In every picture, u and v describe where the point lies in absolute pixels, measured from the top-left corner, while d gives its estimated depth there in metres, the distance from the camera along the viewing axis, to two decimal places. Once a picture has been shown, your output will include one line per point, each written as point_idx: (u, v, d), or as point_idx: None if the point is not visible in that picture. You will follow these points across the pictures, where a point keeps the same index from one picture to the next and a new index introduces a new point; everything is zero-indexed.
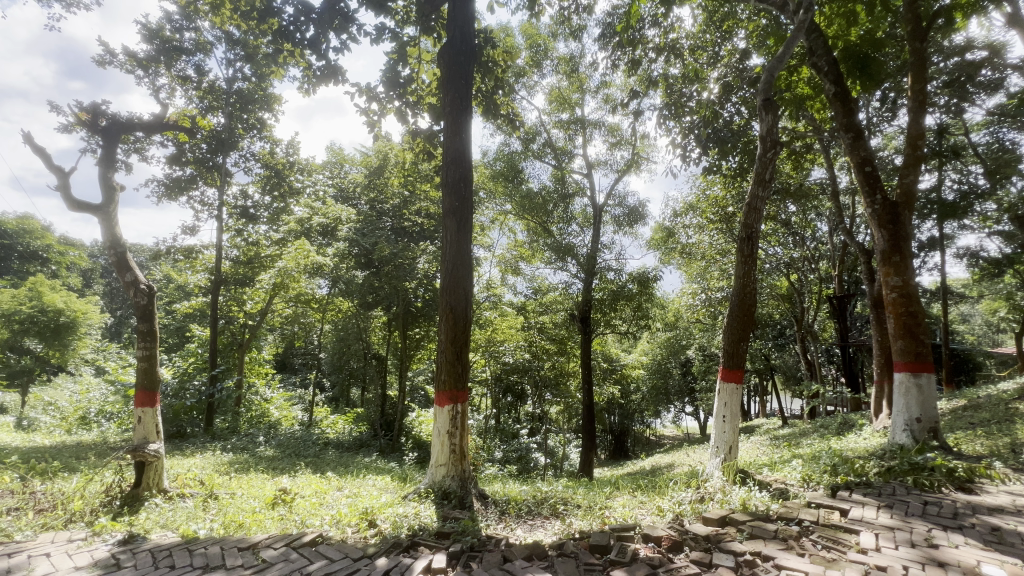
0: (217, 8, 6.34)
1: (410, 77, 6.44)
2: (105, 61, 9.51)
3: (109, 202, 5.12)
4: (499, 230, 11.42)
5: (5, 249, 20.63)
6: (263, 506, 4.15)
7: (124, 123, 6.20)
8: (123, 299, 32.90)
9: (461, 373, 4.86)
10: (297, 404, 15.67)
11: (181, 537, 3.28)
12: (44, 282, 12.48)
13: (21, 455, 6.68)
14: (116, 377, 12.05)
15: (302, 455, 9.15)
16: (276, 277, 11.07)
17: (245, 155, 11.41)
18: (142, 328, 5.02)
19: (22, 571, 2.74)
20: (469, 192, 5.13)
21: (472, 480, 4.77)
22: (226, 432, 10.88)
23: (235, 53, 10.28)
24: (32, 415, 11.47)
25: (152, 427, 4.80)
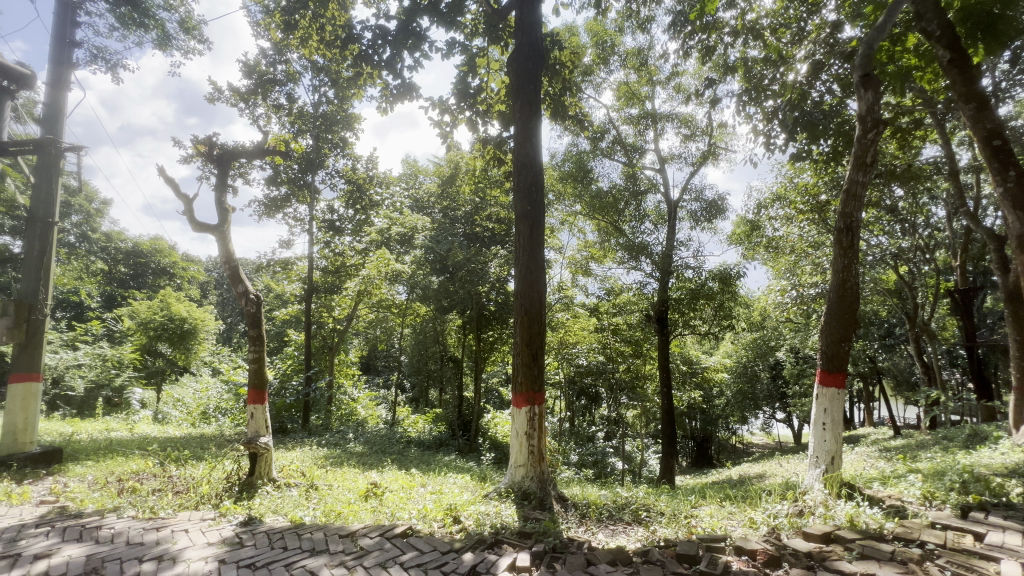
0: (305, 40, 6.96)
1: (479, 86, 6.65)
2: (214, 98, 10.82)
3: (223, 222, 5.81)
4: (569, 232, 11.40)
5: (141, 266, 23.98)
6: (358, 498, 4.47)
7: (232, 152, 7.01)
8: (233, 307, 37.08)
9: (537, 375, 4.91)
10: (381, 404, 16.67)
11: (291, 522, 3.62)
12: (172, 295, 14.39)
13: (159, 444, 7.77)
14: (229, 376, 13.59)
15: (387, 452, 9.71)
16: (360, 285, 11.89)
17: (331, 173, 12.38)
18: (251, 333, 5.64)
19: (167, 543, 3.18)
20: (540, 196, 5.17)
21: (551, 482, 4.79)
22: (320, 428, 11.85)
23: (320, 79, 11.18)
24: (165, 410, 13.28)
25: (263, 422, 5.35)
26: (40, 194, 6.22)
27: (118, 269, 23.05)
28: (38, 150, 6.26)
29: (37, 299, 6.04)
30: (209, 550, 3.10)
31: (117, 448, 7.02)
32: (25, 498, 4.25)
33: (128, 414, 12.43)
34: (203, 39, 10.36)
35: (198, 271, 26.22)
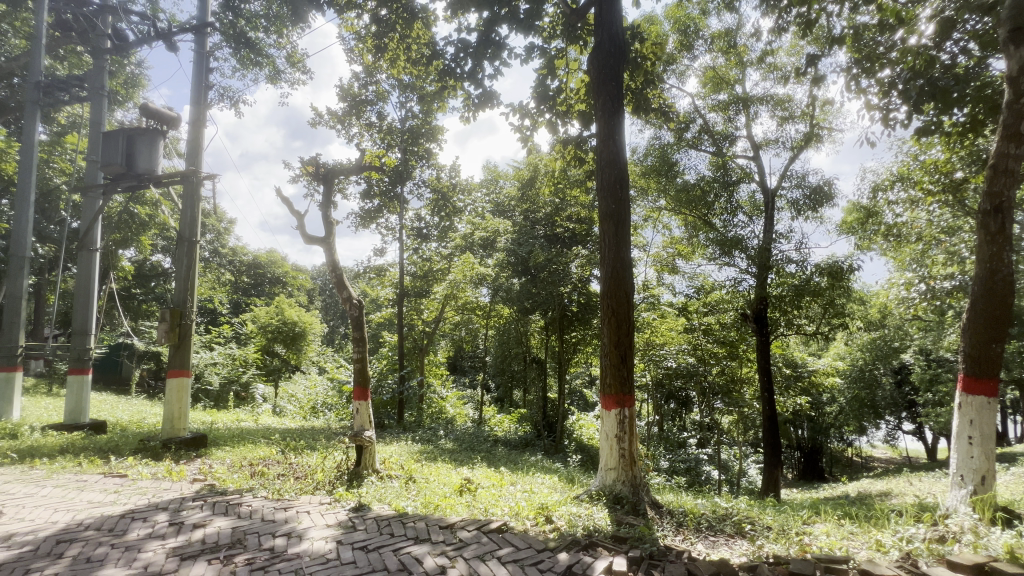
0: (394, 62, 7.44)
1: (558, 88, 6.66)
2: (317, 122, 12.00)
3: (329, 234, 6.41)
4: (653, 228, 11.04)
5: (260, 277, 27.13)
6: (453, 492, 4.67)
7: (333, 170, 7.71)
8: (335, 311, 40.68)
9: (627, 377, 4.79)
10: (469, 403, 17.30)
11: (395, 511, 3.88)
12: (286, 301, 16.12)
13: (280, 434, 8.76)
14: (334, 375, 14.93)
15: (475, 449, 10.06)
16: (447, 289, 12.45)
17: (418, 183, 13.12)
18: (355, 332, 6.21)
19: (293, 523, 3.57)
20: (625, 195, 5.06)
21: (644, 487, 4.65)
22: (413, 425, 12.60)
23: (406, 96, 11.89)
24: (282, 404, 14.92)
25: (367, 417, 5.78)
26: (186, 217, 7.30)
27: (242, 280, 26.30)
28: (184, 180, 7.37)
29: (186, 307, 7.08)
30: (328, 530, 3.43)
31: (248, 437, 8.03)
32: (181, 476, 4.99)
33: (253, 407, 14.16)
34: (306, 70, 11.58)
35: (305, 279, 29.12)
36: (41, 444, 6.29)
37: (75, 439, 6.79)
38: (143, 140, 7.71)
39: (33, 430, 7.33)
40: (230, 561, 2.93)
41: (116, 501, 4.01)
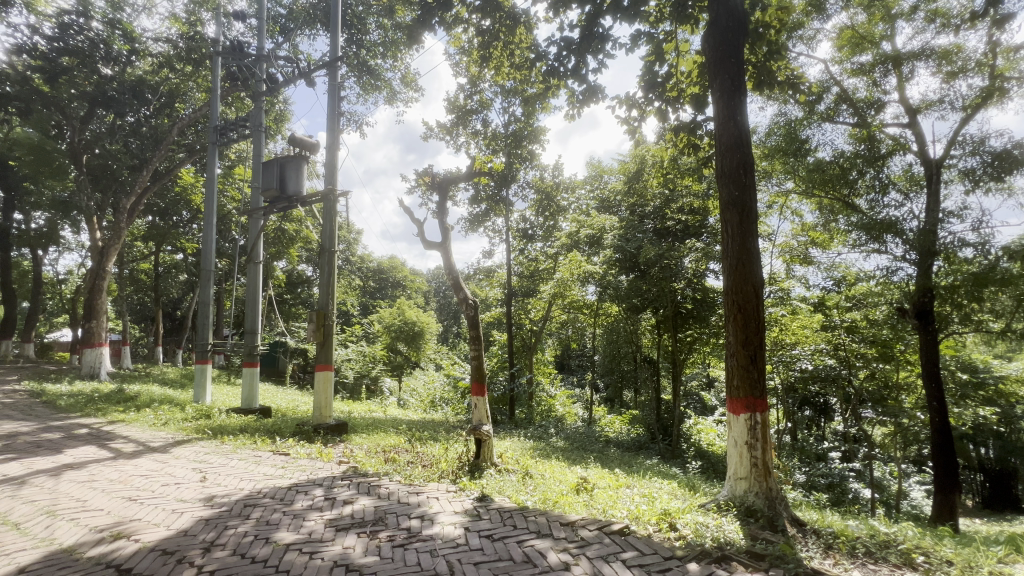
0: (499, 70, 7.67)
1: (668, 74, 6.32)
2: (429, 135, 12.87)
3: (445, 239, 6.83)
4: (779, 215, 9.98)
5: (383, 281, 29.97)
6: (570, 490, 4.68)
7: (448, 179, 8.29)
8: (449, 311, 43.29)
9: (757, 380, 4.38)
10: (578, 402, 17.26)
11: (517, 504, 4.01)
12: (406, 303, 17.54)
13: (406, 425, 9.55)
14: (449, 371, 15.88)
15: (587, 449, 9.96)
16: (554, 287, 12.49)
17: (522, 185, 13.40)
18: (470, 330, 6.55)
19: (425, 507, 3.86)
20: (750, 180, 4.63)
21: (781, 501, 4.21)
22: (524, 421, 12.91)
23: (509, 101, 12.23)
24: (405, 397, 16.27)
25: (484, 413, 6.04)
26: (326, 230, 8.30)
27: (369, 284, 29.18)
28: (324, 198, 8.39)
29: (328, 310, 8.04)
30: (457, 516, 3.66)
31: (379, 426, 8.89)
32: (329, 457, 5.68)
33: (382, 399, 15.65)
34: (419, 88, 12.51)
35: (422, 282, 31.39)
36: (227, 424, 7.62)
37: (250, 421, 8.11)
38: (292, 166, 8.95)
39: (220, 412, 8.92)
40: (375, 536, 3.27)
41: (284, 475, 4.71)
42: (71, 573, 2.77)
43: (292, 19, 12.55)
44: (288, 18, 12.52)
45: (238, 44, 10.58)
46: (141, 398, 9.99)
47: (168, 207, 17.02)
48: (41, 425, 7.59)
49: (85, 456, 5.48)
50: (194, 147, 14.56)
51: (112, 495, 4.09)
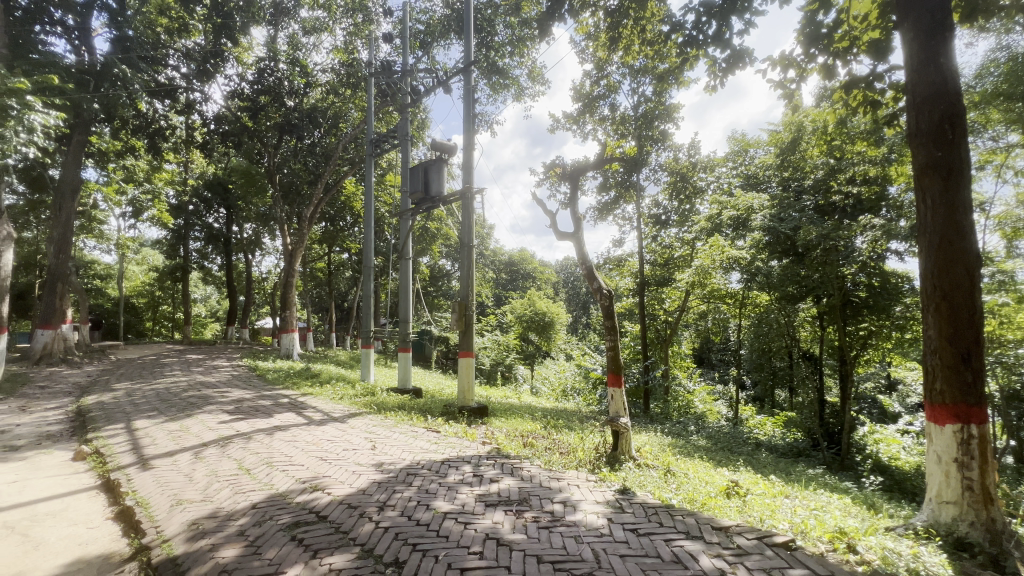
0: (629, 49, 7.32)
1: (836, 21, 5.36)
2: (556, 127, 12.93)
3: (577, 230, 6.83)
4: (998, 178, 7.88)
5: (515, 274, 31.34)
6: (718, 494, 4.34)
7: (580, 167, 8.25)
8: (578, 302, 43.44)
9: (972, 384, 3.54)
10: (720, 400, 15.93)
11: (661, 501, 3.85)
12: (536, 294, 17.88)
13: (541, 412, 9.86)
14: (579, 361, 15.87)
15: (734, 451, 9.11)
16: (693, 276, 11.62)
17: (654, 168, 12.71)
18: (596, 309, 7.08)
19: (567, 493, 3.93)
20: (960, 135, 3.71)
21: (1009, 537, 3.36)
22: (660, 416, 12.35)
23: (639, 81, 11.68)
24: (538, 385, 16.75)
25: (621, 404, 5.92)
26: (465, 226, 8.89)
27: (501, 276, 30.65)
28: (463, 197, 8.97)
29: (469, 300, 8.58)
30: (599, 506, 3.64)
31: (516, 411, 9.30)
32: (474, 437, 6.10)
33: (516, 386, 16.37)
34: (545, 81, 12.67)
35: (551, 273, 31.96)
36: (388, 401, 8.69)
37: (405, 400, 9.12)
38: (435, 169, 9.75)
39: (382, 391, 10.18)
40: (521, 515, 3.42)
41: (437, 450, 5.20)
42: (286, 513, 3.43)
43: (429, 33, 13.64)
44: (426, 33, 13.64)
45: (387, 64, 11.82)
46: (323, 375, 11.92)
47: (336, 214, 20.20)
48: (256, 394, 9.50)
49: (288, 420, 6.72)
50: (354, 160, 16.76)
51: (309, 454, 4.96)
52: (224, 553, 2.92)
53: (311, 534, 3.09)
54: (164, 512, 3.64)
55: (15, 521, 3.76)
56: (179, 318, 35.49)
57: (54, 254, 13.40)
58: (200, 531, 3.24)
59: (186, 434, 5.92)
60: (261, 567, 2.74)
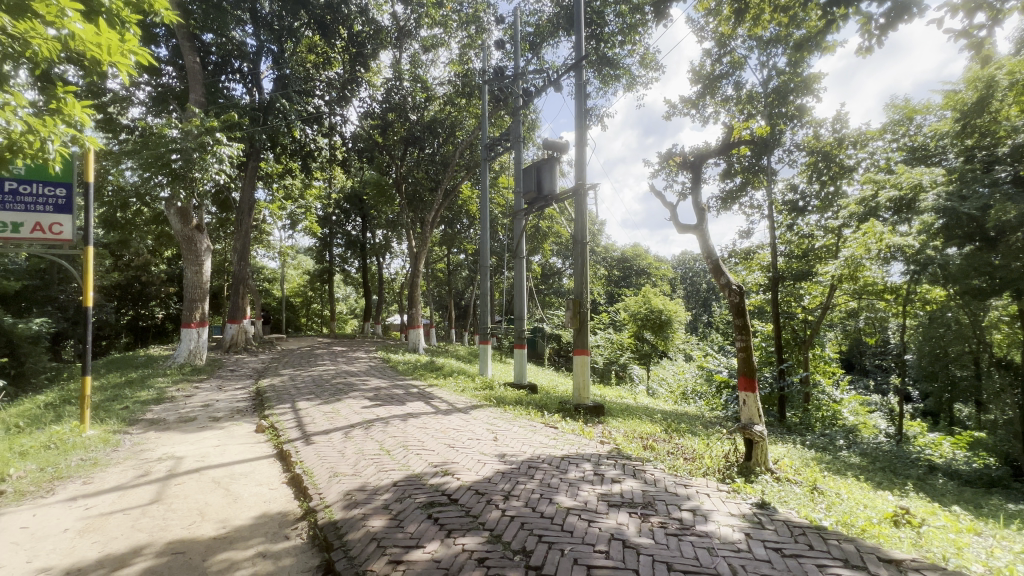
0: (757, 19, 6.59)
1: None
2: (672, 113, 12.23)
3: (701, 221, 6.41)
4: None
5: (628, 270, 30.57)
6: (884, 520, 3.72)
7: (703, 155, 7.70)
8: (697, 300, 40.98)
9: None
10: (876, 411, 13.73)
11: (809, 521, 3.42)
12: (651, 291, 16.92)
13: (661, 414, 9.42)
14: (700, 362, 14.85)
15: (898, 473, 7.77)
16: (841, 267, 9.90)
17: (788, 149, 11.37)
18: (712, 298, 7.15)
19: (696, 501, 3.70)
20: None
21: None
22: (800, 427, 11.00)
23: (769, 52, 10.53)
24: (655, 386, 16.08)
25: (756, 410, 5.42)
26: (578, 223, 8.83)
27: (614, 273, 30.05)
28: (576, 193, 8.92)
29: (583, 298, 8.50)
30: (734, 519, 3.37)
31: (634, 412, 9.00)
32: (592, 435, 6.05)
33: (632, 386, 15.87)
34: (660, 67, 12.07)
35: (668, 269, 30.45)
36: (506, 395, 9.01)
37: (522, 395, 9.38)
38: (547, 168, 9.84)
39: (500, 386, 10.60)
40: (647, 519, 3.31)
41: (556, 446, 5.26)
42: (422, 493, 3.75)
43: (538, 34, 13.80)
44: (536, 34, 13.83)
45: (499, 69, 12.23)
46: (446, 369, 12.77)
47: (454, 217, 21.53)
48: (391, 384, 10.54)
49: (418, 409, 7.35)
50: (469, 165, 17.67)
51: (438, 441, 5.36)
52: (374, 523, 3.29)
53: (445, 515, 3.33)
54: (325, 481, 4.22)
55: (219, 478, 4.66)
56: (327, 314, 40.88)
57: (238, 261, 16.29)
58: (353, 501, 3.70)
59: (337, 416, 6.79)
60: (405, 539, 3.04)
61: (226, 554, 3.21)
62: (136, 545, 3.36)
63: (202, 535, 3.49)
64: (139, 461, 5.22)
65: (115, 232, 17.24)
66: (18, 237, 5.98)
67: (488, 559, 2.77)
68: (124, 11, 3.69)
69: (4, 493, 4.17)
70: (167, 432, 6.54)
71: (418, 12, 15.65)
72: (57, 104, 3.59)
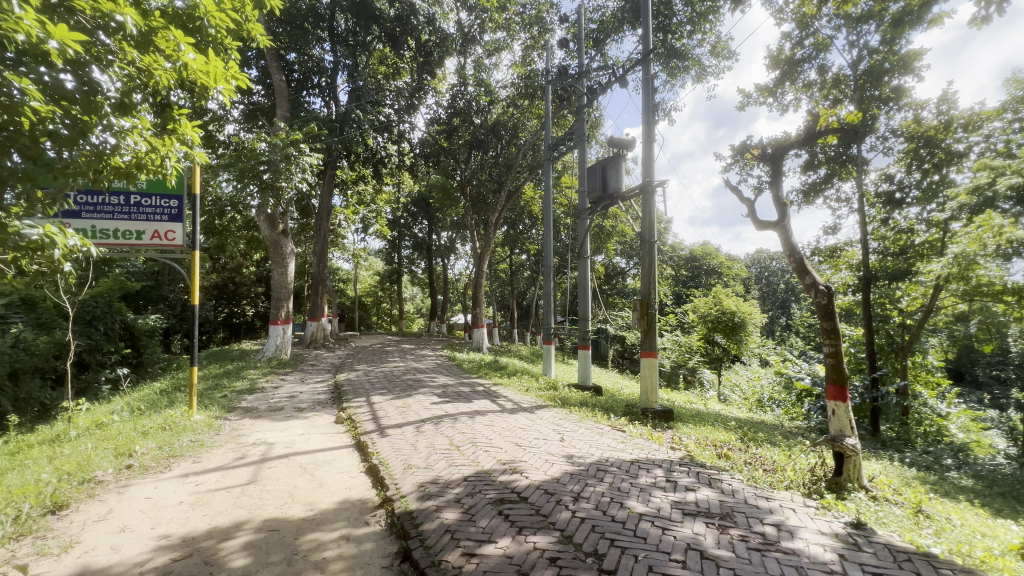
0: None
1: None
2: (746, 103, 11.55)
3: (782, 217, 6.01)
4: None
5: (696, 269, 29.31)
6: (1008, 552, 3.27)
7: (784, 146, 7.19)
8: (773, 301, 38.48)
9: None
10: (991, 428, 12.11)
11: (915, 546, 3.09)
12: (723, 292, 16.07)
13: (734, 422, 8.92)
14: (777, 368, 13.88)
15: (1022, 500, 6.79)
16: (949, 265, 8.82)
17: (883, 135, 10.32)
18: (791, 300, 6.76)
19: (780, 516, 3.47)
20: None
21: None
22: (897, 443, 9.90)
23: (860, 30, 9.63)
24: (727, 393, 15.26)
25: (846, 422, 5.01)
26: (645, 222, 8.56)
27: (682, 272, 28.94)
28: (643, 191, 8.67)
29: (650, 299, 8.24)
30: (824, 538, 3.12)
31: (705, 419, 8.60)
32: (661, 440, 5.86)
33: (701, 392, 15.16)
34: (733, 54, 11.43)
35: (741, 268, 28.82)
36: (570, 397, 8.97)
37: (587, 397, 9.27)
38: (612, 166, 9.64)
39: (563, 387, 10.55)
40: (726, 530, 3.15)
41: (624, 450, 5.16)
42: (492, 489, 3.82)
43: (602, 31, 13.60)
44: (599, 31, 13.64)
45: (562, 69, 12.16)
46: (510, 368, 12.92)
47: (517, 218, 21.73)
48: (457, 381, 10.85)
49: (484, 407, 7.51)
50: (532, 166, 17.75)
51: (505, 439, 5.44)
52: (447, 515, 3.41)
53: (515, 512, 3.38)
54: (400, 473, 4.43)
55: (305, 464, 5.04)
56: (396, 313, 42.79)
57: (317, 263, 17.48)
58: (427, 493, 3.85)
59: (408, 411, 7.10)
60: (477, 533, 3.11)
61: (314, 535, 3.47)
62: (238, 521, 3.71)
63: (293, 515, 3.79)
64: (237, 445, 5.77)
65: (214, 237, 19.16)
66: (141, 243, 6.84)
67: (560, 559, 2.78)
68: (225, 38, 4.11)
69: (131, 467, 4.77)
70: (259, 419, 7.17)
71: (482, 17, 15.98)
72: (171, 127, 4.00)
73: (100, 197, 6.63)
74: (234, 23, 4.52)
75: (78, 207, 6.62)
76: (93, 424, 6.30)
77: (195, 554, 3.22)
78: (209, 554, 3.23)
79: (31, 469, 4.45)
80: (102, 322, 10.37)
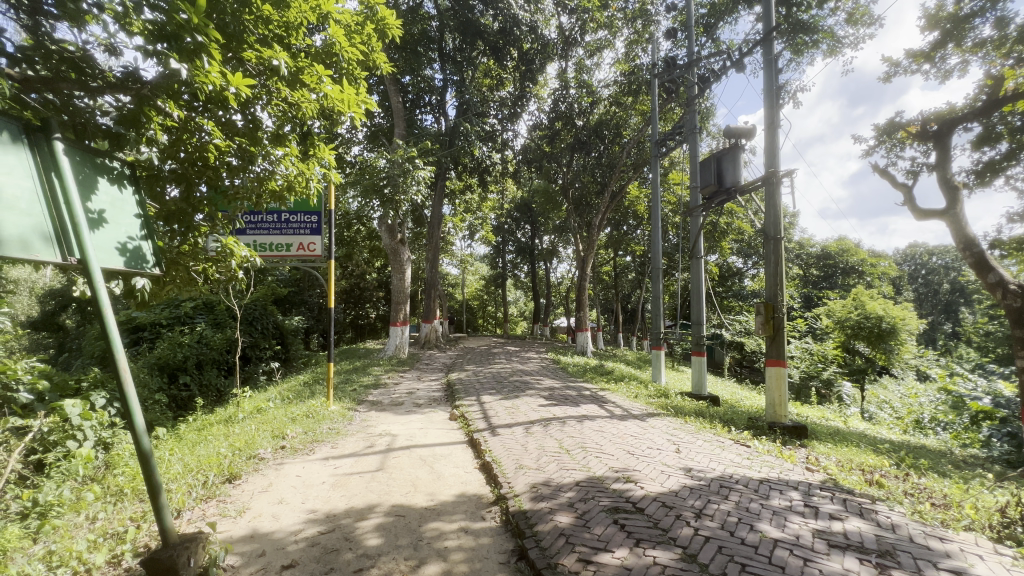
0: None
1: None
2: (892, 75, 9.92)
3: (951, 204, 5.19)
4: None
5: (831, 268, 25.91)
6: None
7: None
8: None
9: None
10: None
11: None
12: (865, 293, 13.99)
13: (887, 445, 7.65)
14: (942, 384, 11.61)
15: None
16: None
17: None
18: (994, 281, 6.47)
19: (962, 562, 2.89)
20: None
21: None
22: None
23: None
24: (873, 410, 13.19)
25: None
26: (770, 216, 7.73)
27: (812, 272, 25.84)
28: (765, 183, 7.87)
29: (777, 301, 7.42)
30: None
31: (847, 439, 7.50)
32: (794, 460, 5.23)
33: (841, 407, 13.26)
34: (875, 20, 9.89)
35: (890, 266, 24.86)
36: (684, 405, 8.45)
37: (702, 407, 8.64)
38: (728, 158, 8.89)
39: (675, 395, 9.96)
40: (886, 571, 2.72)
41: (751, 467, 4.69)
42: (606, 497, 3.73)
43: (713, 15, 12.72)
44: (710, 15, 12.76)
45: (670, 61, 11.57)
46: (616, 373, 12.56)
47: (622, 219, 21.14)
48: (563, 385, 10.82)
49: (592, 412, 7.38)
50: (638, 164, 17.15)
51: (616, 446, 5.29)
52: (561, 518, 3.40)
53: (631, 523, 3.26)
54: (513, 472, 4.53)
55: (425, 456, 5.40)
56: (500, 316, 44.07)
57: (430, 269, 18.73)
58: (540, 494, 3.89)
59: (517, 412, 7.25)
60: (592, 540, 3.06)
61: (436, 524, 3.69)
62: (371, 503, 4.10)
63: (416, 503, 4.07)
64: (367, 435, 6.39)
65: (344, 248, 21.55)
66: (289, 254, 7.93)
67: None
68: (356, 70, 4.54)
69: (284, 448, 5.53)
70: (384, 413, 7.86)
71: (583, 18, 15.87)
72: (312, 152, 4.49)
73: (260, 216, 7.85)
74: (363, 55, 4.98)
75: (245, 226, 7.91)
76: (255, 409, 7.42)
77: (337, 529, 3.62)
78: (348, 531, 3.60)
79: (214, 443, 5.38)
80: (260, 322, 12.16)
